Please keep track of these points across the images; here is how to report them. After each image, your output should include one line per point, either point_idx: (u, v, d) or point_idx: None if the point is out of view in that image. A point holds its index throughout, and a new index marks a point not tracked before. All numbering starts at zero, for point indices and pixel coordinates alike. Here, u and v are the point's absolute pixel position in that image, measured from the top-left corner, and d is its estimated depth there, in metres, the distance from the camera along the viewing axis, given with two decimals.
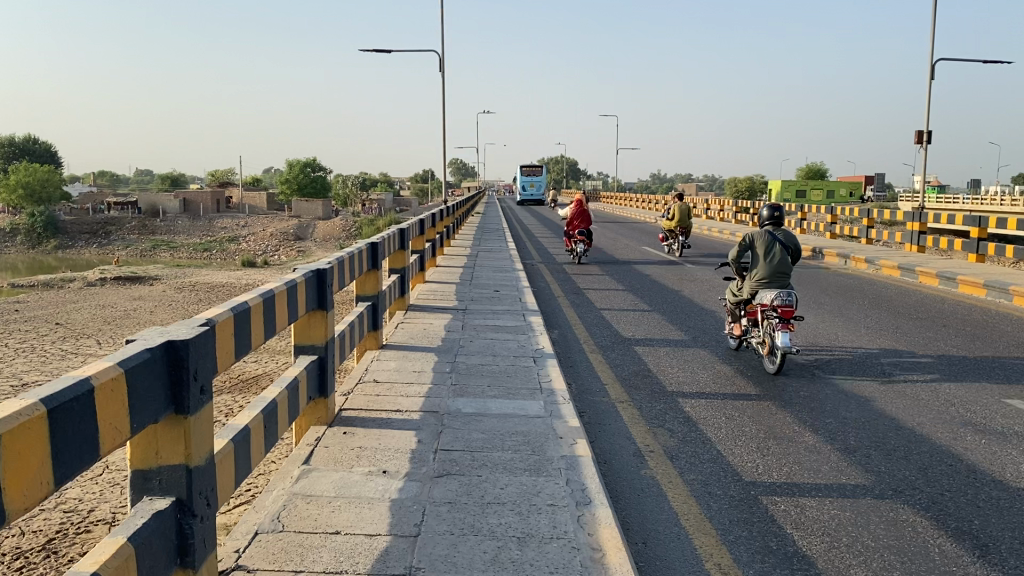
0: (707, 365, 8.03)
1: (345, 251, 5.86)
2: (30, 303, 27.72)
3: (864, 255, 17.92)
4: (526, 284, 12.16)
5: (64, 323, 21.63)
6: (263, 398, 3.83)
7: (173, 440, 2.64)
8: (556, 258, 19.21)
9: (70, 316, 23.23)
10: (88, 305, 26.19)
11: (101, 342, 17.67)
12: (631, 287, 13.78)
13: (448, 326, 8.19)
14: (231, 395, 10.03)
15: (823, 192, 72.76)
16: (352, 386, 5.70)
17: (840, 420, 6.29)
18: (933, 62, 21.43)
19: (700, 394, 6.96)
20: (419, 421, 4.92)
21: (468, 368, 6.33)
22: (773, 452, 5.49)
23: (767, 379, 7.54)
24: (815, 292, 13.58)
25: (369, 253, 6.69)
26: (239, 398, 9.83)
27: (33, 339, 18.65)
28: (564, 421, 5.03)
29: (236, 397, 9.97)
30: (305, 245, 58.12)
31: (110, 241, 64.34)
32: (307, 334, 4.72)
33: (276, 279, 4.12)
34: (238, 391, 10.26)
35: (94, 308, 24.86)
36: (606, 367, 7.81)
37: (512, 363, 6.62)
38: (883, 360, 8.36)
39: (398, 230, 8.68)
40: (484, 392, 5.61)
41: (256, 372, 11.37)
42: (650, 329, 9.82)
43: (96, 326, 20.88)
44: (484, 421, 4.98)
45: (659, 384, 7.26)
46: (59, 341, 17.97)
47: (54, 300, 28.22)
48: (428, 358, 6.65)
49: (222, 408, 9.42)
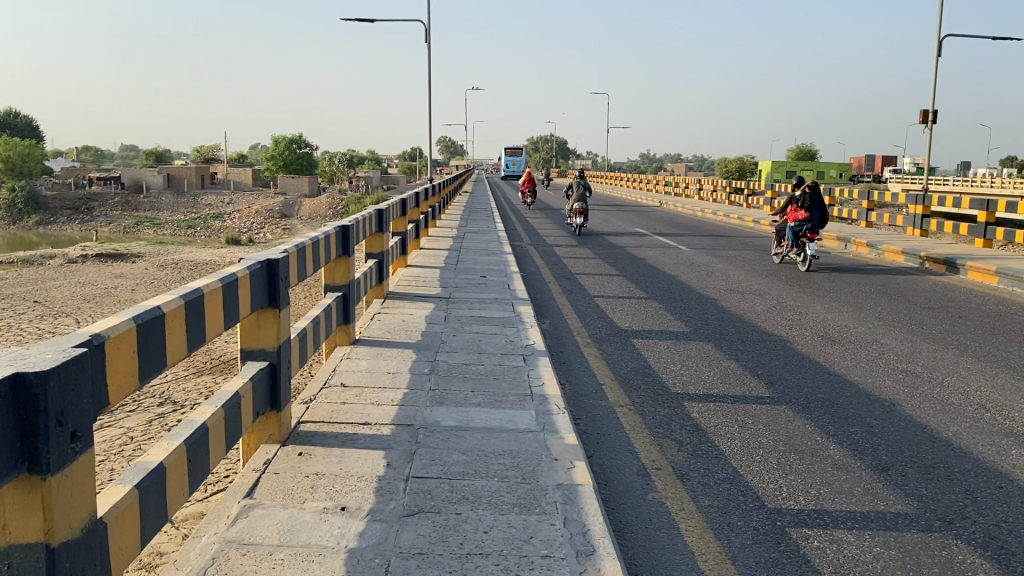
0: (712, 361, 7.33)
1: (307, 236, 5.10)
2: (8, 280, 26.84)
3: (867, 240, 17.21)
4: (516, 269, 11.43)
5: (41, 301, 20.83)
6: (192, 422, 3.11)
7: (28, 508, 1.90)
8: (547, 240, 18.47)
9: (47, 294, 22.42)
10: (68, 282, 25.39)
11: (79, 321, 16.92)
12: (626, 271, 13.06)
13: (429, 317, 7.46)
14: (211, 377, 9.45)
15: (813, 173, 71.91)
16: (317, 391, 4.97)
17: (867, 428, 5.60)
18: (938, 40, 20.65)
19: (709, 397, 6.25)
20: (390, 438, 4.21)
21: (449, 369, 5.61)
22: (796, 472, 4.80)
23: (779, 379, 6.84)
24: (818, 278, 12.90)
25: (339, 238, 5.95)
26: (218, 379, 9.27)
27: (8, 317, 17.90)
28: (559, 438, 4.32)
29: (215, 381, 9.30)
30: (290, 222, 57.04)
31: (92, 218, 63.07)
32: (256, 338, 3.98)
33: (211, 274, 3.37)
34: (216, 374, 9.68)
35: (73, 286, 24.05)
36: (602, 364, 7.09)
37: (499, 362, 5.90)
38: (903, 356, 7.69)
39: (375, 211, 7.90)
40: (467, 400, 4.89)
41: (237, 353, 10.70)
42: (647, 320, 9.10)
43: (75, 304, 20.11)
44: (466, 437, 4.26)
45: (661, 384, 6.54)
46: (35, 320, 17.24)
47: (33, 277, 27.33)
48: (406, 356, 5.93)
49: (201, 391, 8.86)
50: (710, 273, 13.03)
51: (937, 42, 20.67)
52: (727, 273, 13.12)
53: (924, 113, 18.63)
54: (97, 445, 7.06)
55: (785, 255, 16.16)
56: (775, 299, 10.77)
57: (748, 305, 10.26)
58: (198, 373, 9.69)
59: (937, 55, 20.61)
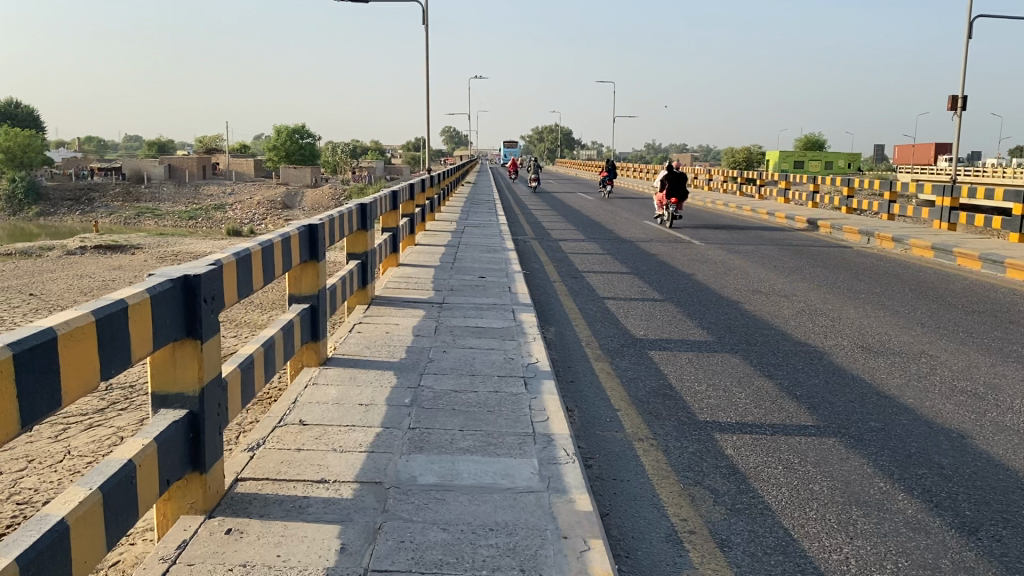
0: (742, 379, 6.39)
1: (258, 240, 4.16)
2: (5, 271, 25.96)
3: (891, 233, 16.21)
4: (518, 269, 10.47)
5: (37, 293, 19.97)
6: (44, 519, 2.19)
7: None
8: (553, 234, 17.46)
9: (45, 286, 21.54)
10: (65, 274, 24.49)
11: None
12: (638, 269, 12.11)
13: (417, 328, 6.52)
14: None
15: (820, 164, 70.87)
16: (269, 433, 4.03)
17: (938, 470, 4.63)
18: (969, 23, 19.49)
19: (744, 427, 5.29)
20: (350, 505, 3.25)
21: (434, 399, 4.66)
22: (863, 534, 3.85)
23: (822, 403, 5.87)
24: (846, 277, 11.92)
25: (305, 239, 5.01)
26: None
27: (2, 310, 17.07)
28: (569, 500, 3.38)
29: None
30: (291, 213, 56.15)
31: (94, 208, 62.11)
32: (170, 379, 3.04)
33: (86, 304, 2.43)
34: None
35: (71, 277, 23.22)
36: (616, 384, 6.12)
37: (495, 388, 4.95)
38: (959, 372, 6.72)
39: (357, 206, 6.96)
40: (454, 444, 3.94)
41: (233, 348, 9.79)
42: (664, 327, 8.13)
43: (71, 296, 19.26)
44: (448, 502, 3.31)
45: (685, 410, 5.57)
46: (26, 313, 16.39)
47: (30, 268, 26.44)
48: (385, 380, 4.99)
49: None
50: (728, 272, 12.05)
51: (968, 25, 19.53)
52: (746, 272, 12.14)
53: (952, 100, 17.57)
54: (81, 448, 6.27)
55: (805, 250, 15.19)
56: (803, 301, 9.81)
57: (774, 309, 9.31)
58: None
59: (968, 35, 19.44)
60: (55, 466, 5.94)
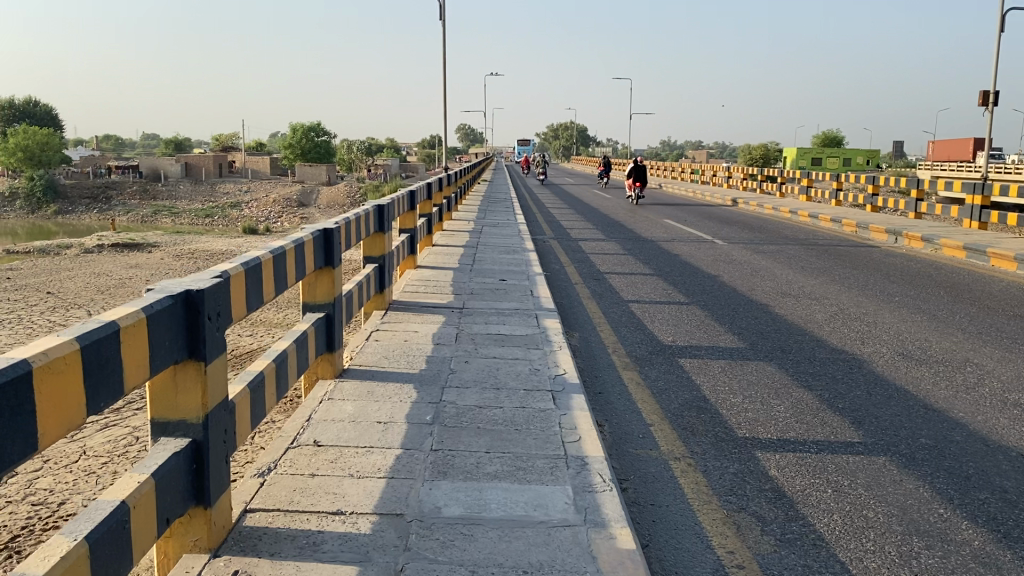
0: (780, 391, 6.07)
1: (270, 247, 3.86)
2: (22, 270, 25.89)
3: (920, 232, 15.78)
4: (539, 271, 10.15)
5: (55, 291, 19.91)
6: None
7: None
8: (571, 233, 17.08)
9: (62, 284, 21.48)
10: (83, 272, 24.46)
11: (87, 313, 15.90)
12: (661, 270, 11.78)
13: (438, 335, 6.23)
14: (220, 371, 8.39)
15: (839, 161, 70.16)
16: (280, 455, 3.74)
17: (1003, 495, 4.28)
18: (1002, 17, 18.99)
19: (786, 445, 4.97)
20: (368, 542, 2.95)
21: (457, 416, 4.35)
22: (928, 570, 3.51)
23: (867, 417, 5.53)
24: (877, 278, 11.53)
25: (320, 245, 4.72)
26: None
27: (19, 308, 16.99)
28: (609, 537, 3.06)
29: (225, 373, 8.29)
30: (307, 211, 56.06)
31: (112, 206, 62.40)
32: (172, 405, 2.76)
33: (71, 328, 2.15)
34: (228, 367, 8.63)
35: (88, 276, 23.10)
36: (647, 396, 5.80)
37: (522, 403, 4.65)
38: (1008, 383, 6.36)
39: (375, 207, 6.67)
40: (482, 469, 3.64)
41: (249, 348, 9.56)
42: (693, 333, 7.79)
43: (88, 294, 19.16)
44: (477, 539, 3.01)
45: (723, 425, 5.24)
46: (43, 311, 16.29)
47: (47, 267, 26.38)
48: (405, 394, 4.70)
49: None
50: (755, 273, 11.68)
51: (1001, 19, 19.03)
52: (773, 273, 11.76)
53: (983, 96, 17.07)
54: (96, 447, 6.04)
55: (831, 250, 14.76)
56: (835, 305, 9.43)
57: (805, 313, 8.95)
58: None
59: (1000, 29, 18.87)
60: (70, 466, 5.73)
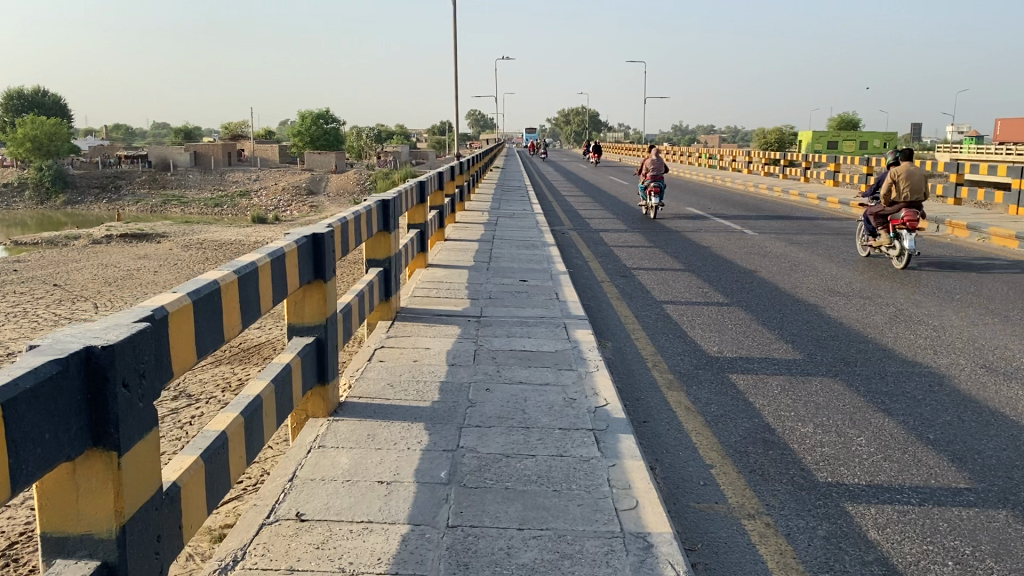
0: (853, 415, 5.18)
1: (235, 266, 2.96)
2: (29, 262, 25.15)
3: (965, 220, 14.72)
4: (563, 268, 9.25)
5: (60, 283, 19.08)
6: None
7: None
8: (591, 224, 16.11)
9: (69, 276, 20.65)
10: (92, 263, 23.67)
11: (90, 307, 15.07)
12: (692, 264, 10.88)
13: (452, 352, 5.36)
14: (229, 369, 7.57)
15: (855, 143, 68.68)
16: (251, 537, 2.87)
17: None
18: None
19: (881, 494, 4.07)
20: None
21: (480, 470, 3.47)
22: None
23: (968, 452, 4.62)
24: (928, 272, 10.56)
25: (307, 254, 3.82)
26: (239, 372, 7.39)
27: (25, 301, 16.24)
28: None
29: (235, 370, 7.47)
30: (317, 200, 55.06)
31: (121, 196, 61.62)
32: (69, 514, 1.89)
33: None
34: (238, 364, 7.80)
35: (95, 267, 22.28)
36: (701, 424, 4.92)
37: (558, 448, 3.75)
38: None
39: (378, 201, 5.78)
40: (517, 561, 2.74)
41: (259, 343, 8.74)
42: (741, 341, 6.90)
43: (94, 286, 18.33)
44: None
45: (798, 466, 4.36)
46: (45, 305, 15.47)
47: (56, 259, 25.59)
48: (411, 437, 3.82)
49: (221, 384, 6.99)
50: (789, 267, 10.77)
51: None
52: (813, 267, 10.83)
53: None
54: None
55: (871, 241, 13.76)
56: (891, 305, 8.51)
57: (861, 314, 8.03)
58: (216, 363, 7.83)
59: None
60: None
